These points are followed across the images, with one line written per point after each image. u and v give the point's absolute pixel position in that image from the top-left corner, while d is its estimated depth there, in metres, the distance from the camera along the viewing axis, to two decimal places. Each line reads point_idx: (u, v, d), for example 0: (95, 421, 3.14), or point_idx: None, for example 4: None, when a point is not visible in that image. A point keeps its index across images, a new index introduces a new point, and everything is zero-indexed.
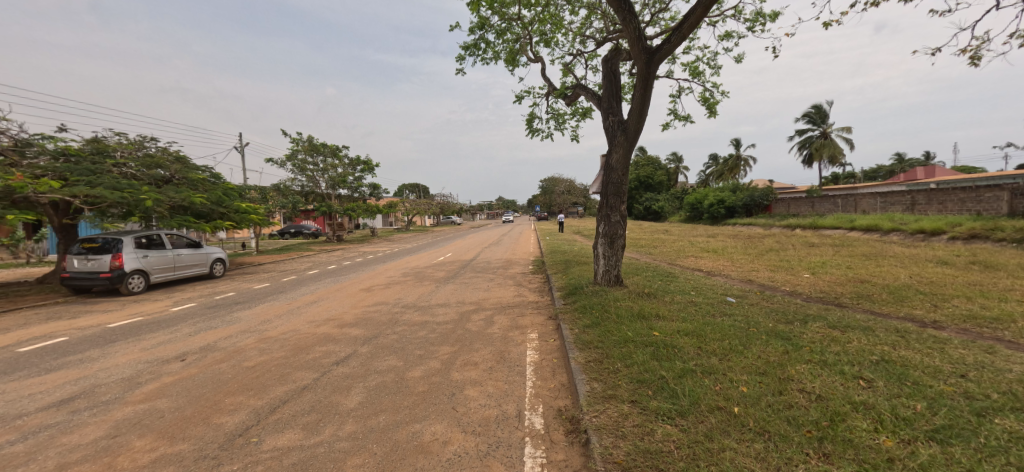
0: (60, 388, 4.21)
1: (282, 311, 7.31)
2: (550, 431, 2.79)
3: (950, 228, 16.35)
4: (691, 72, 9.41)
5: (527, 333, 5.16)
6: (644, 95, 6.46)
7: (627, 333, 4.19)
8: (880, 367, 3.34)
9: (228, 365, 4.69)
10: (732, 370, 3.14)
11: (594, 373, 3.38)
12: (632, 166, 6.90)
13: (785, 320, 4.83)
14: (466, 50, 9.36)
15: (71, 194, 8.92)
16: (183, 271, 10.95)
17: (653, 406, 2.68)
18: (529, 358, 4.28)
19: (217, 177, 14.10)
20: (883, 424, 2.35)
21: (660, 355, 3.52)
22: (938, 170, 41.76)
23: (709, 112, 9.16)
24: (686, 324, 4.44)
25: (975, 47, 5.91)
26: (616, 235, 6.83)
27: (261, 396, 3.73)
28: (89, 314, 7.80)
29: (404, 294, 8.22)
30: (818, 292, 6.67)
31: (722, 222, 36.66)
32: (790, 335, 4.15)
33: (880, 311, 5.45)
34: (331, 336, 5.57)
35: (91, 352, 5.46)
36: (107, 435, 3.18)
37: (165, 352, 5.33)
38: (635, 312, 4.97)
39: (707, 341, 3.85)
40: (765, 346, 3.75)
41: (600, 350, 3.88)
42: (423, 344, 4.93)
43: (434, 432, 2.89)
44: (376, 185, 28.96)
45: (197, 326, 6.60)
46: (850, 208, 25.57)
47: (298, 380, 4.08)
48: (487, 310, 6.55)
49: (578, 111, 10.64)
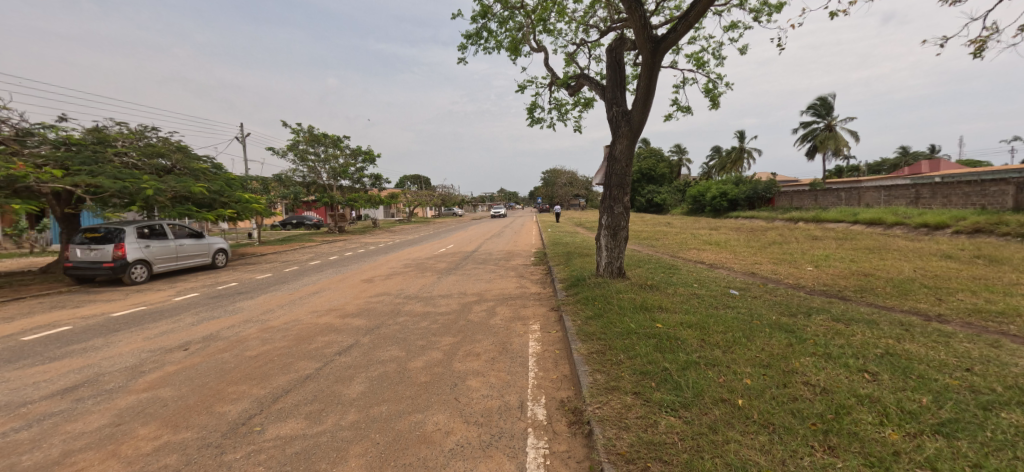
0: (64, 376, 4.24)
1: (284, 301, 7.32)
2: (553, 422, 2.78)
3: (955, 222, 16.24)
4: (696, 62, 9.25)
5: (528, 324, 5.15)
6: (649, 85, 6.32)
7: (630, 325, 4.18)
8: (885, 360, 3.32)
9: (230, 355, 4.69)
10: (736, 362, 3.11)
11: (597, 365, 3.37)
12: (636, 157, 6.82)
13: (789, 313, 4.82)
14: (467, 39, 9.27)
15: (72, 183, 8.90)
16: (185, 261, 10.98)
17: (656, 398, 2.67)
18: (532, 349, 4.27)
19: (218, 167, 14.06)
20: (890, 417, 2.33)
21: (662, 347, 3.49)
22: (944, 164, 41.44)
23: (714, 104, 9.03)
24: (689, 316, 4.41)
25: (982, 39, 5.80)
26: (619, 227, 6.77)
27: (264, 386, 3.74)
28: (92, 303, 7.85)
29: (406, 285, 8.22)
30: (822, 285, 6.65)
31: (722, 215, 36.29)
32: (794, 328, 4.13)
33: (885, 304, 5.40)
34: (333, 327, 5.57)
35: (95, 341, 5.49)
36: (111, 424, 3.20)
37: (168, 341, 5.35)
38: (637, 304, 4.95)
39: (710, 333, 3.82)
40: (769, 339, 3.73)
41: (603, 341, 3.87)
42: (425, 335, 4.92)
43: (436, 422, 2.90)
44: (378, 175, 28.85)
45: (199, 315, 6.62)
46: (854, 201, 25.52)
47: (300, 370, 4.08)
48: (489, 301, 6.52)
49: (580, 101, 10.55)
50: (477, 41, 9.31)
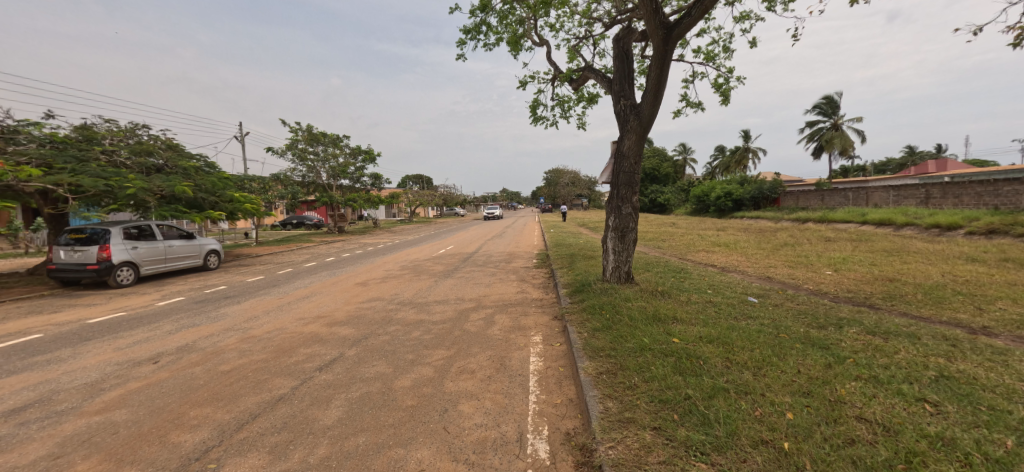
0: (16, 394, 3.83)
1: (271, 307, 6.91)
2: (556, 463, 2.34)
3: (968, 223, 15.74)
4: (706, 55, 8.75)
5: (530, 336, 4.70)
6: (660, 75, 5.86)
7: (643, 339, 3.72)
8: (942, 385, 2.86)
9: (202, 369, 4.28)
10: (771, 389, 2.66)
11: (608, 389, 2.92)
12: (645, 154, 6.34)
13: (817, 325, 4.34)
14: (466, 34, 8.89)
15: (54, 182, 8.52)
16: (175, 263, 10.60)
17: (681, 437, 2.22)
18: (533, 366, 3.83)
19: (212, 166, 13.70)
20: (975, 469, 1.87)
21: (682, 368, 3.03)
22: (951, 164, 40.74)
23: (726, 99, 8.53)
24: (708, 329, 3.96)
25: (1022, 25, 5.33)
26: (628, 229, 6.33)
27: (230, 409, 3.31)
28: (72, 308, 7.48)
29: (402, 289, 7.81)
30: (846, 291, 6.16)
31: (729, 215, 35.42)
32: (828, 343, 3.67)
33: (920, 314, 4.91)
34: (318, 337, 5.14)
35: (62, 351, 5.09)
36: (48, 456, 2.78)
37: (140, 352, 4.94)
38: (649, 315, 4.48)
39: (736, 350, 3.36)
40: (803, 358, 3.27)
41: (613, 359, 3.40)
42: (416, 348, 4.48)
43: (419, 460, 2.46)
44: (377, 175, 28.44)
45: (179, 322, 6.23)
46: (861, 201, 25.01)
47: (273, 389, 3.66)
48: (488, 309, 6.06)
49: (584, 97, 10.10)
50: (476, 35, 8.93)
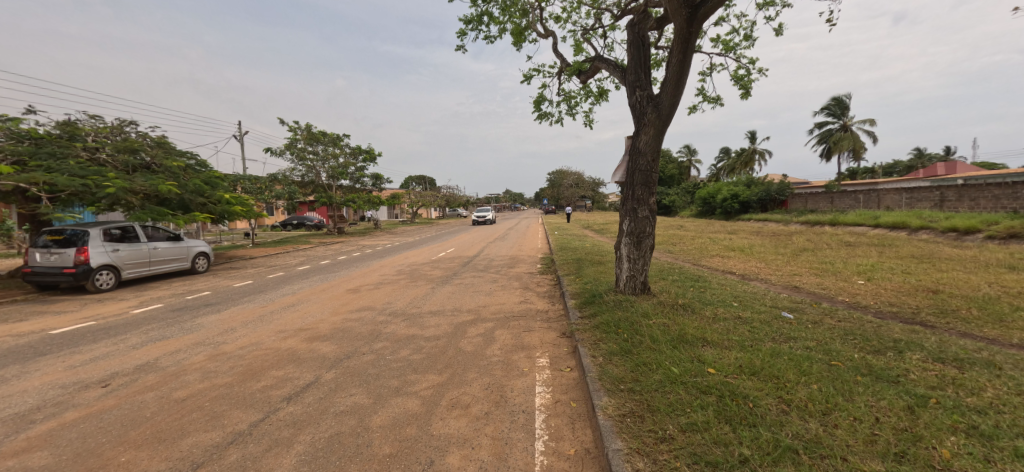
0: None
1: (252, 317, 6.33)
2: None
3: (987, 226, 15.05)
4: (725, 45, 8.09)
5: (534, 358, 4.08)
6: (683, 61, 5.23)
7: (671, 369, 3.10)
8: None
9: (155, 396, 3.69)
10: (853, 449, 2.04)
11: (637, 440, 2.29)
12: (663, 150, 5.72)
13: (872, 350, 3.70)
14: (466, 25, 8.33)
15: (24, 180, 7.99)
16: (160, 266, 10.05)
17: None
18: (539, 399, 3.21)
19: (203, 165, 13.19)
20: None
21: (729, 413, 2.41)
22: (961, 165, 39.79)
23: (747, 92, 7.85)
24: (747, 355, 3.33)
25: None
26: (643, 234, 5.70)
27: (169, 455, 2.70)
28: (40, 315, 6.95)
29: (395, 297, 7.22)
30: (889, 305, 5.49)
31: (735, 217, 34.80)
32: (895, 376, 3.04)
33: (984, 335, 4.26)
34: (295, 355, 4.55)
35: (8, 369, 4.52)
36: None
37: (93, 372, 4.37)
38: (674, 336, 3.85)
39: (790, 387, 2.73)
40: (875, 398, 2.64)
41: (639, 396, 2.79)
42: (403, 372, 3.87)
43: None
44: (377, 175, 27.97)
45: (148, 335, 5.65)
46: (873, 204, 24.28)
47: (229, 425, 3.06)
48: (487, 323, 5.43)
49: (592, 93, 9.49)
50: (477, 27, 8.36)
